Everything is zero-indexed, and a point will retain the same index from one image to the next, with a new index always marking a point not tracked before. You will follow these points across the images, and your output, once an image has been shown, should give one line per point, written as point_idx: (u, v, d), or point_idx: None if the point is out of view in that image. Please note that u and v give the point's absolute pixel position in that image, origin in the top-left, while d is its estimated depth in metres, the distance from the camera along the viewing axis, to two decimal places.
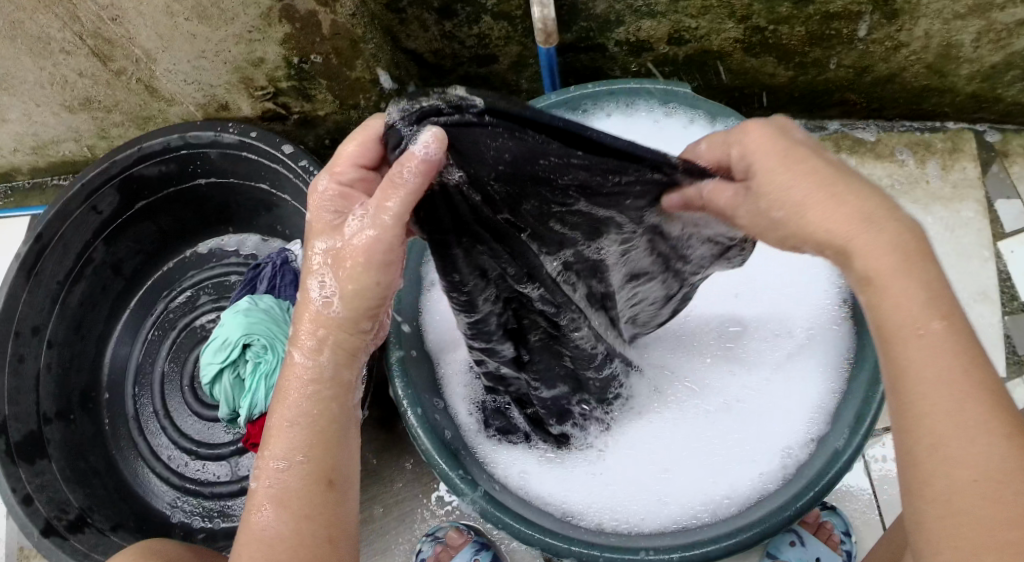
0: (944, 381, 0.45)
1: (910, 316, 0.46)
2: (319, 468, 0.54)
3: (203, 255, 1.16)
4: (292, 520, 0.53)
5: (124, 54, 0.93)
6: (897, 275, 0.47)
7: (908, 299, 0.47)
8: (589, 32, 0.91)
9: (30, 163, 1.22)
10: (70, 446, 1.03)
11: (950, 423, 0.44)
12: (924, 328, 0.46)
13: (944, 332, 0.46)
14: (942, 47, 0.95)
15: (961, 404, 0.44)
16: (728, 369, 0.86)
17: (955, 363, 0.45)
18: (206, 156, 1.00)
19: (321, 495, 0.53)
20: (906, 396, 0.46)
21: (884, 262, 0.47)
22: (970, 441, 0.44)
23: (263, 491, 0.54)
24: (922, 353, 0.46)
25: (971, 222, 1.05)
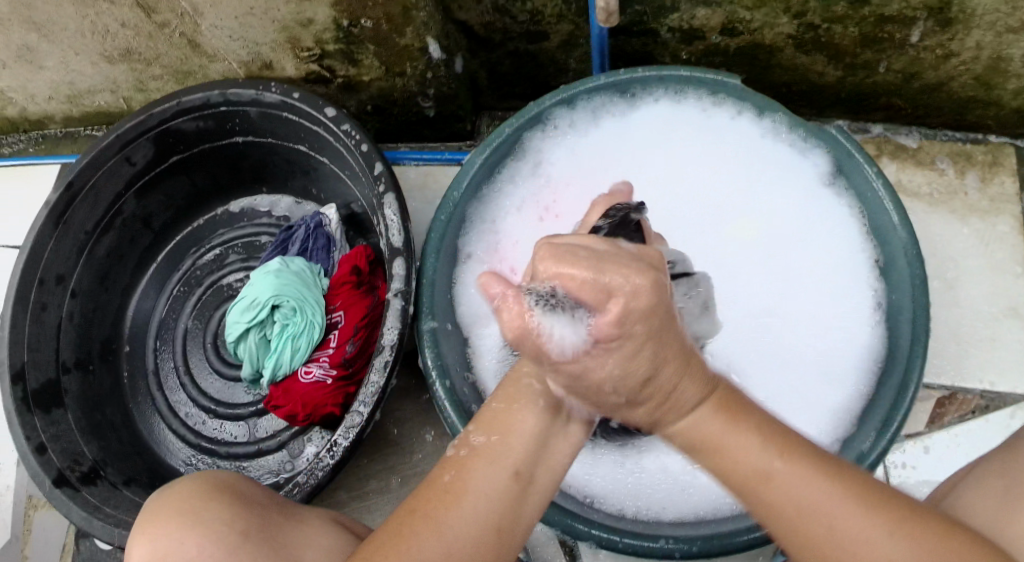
0: (810, 508, 0.48)
1: (751, 471, 0.49)
2: (516, 458, 0.52)
3: (235, 214, 1.14)
4: (485, 507, 0.50)
5: (169, 7, 0.92)
6: (726, 437, 0.50)
7: (749, 454, 0.49)
8: (642, 17, 0.90)
9: (63, 112, 1.21)
10: (87, 398, 1.03)
11: (838, 547, 0.48)
12: (765, 470, 0.49)
13: (784, 469, 0.49)
14: (992, 60, 0.94)
15: (831, 525, 0.48)
16: (766, 361, 0.87)
17: (816, 485, 0.49)
18: (245, 115, 0.99)
19: (508, 485, 0.51)
20: (789, 537, 0.49)
21: (711, 429, 0.51)
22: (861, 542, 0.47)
23: (461, 464, 0.51)
24: (772, 501, 0.49)
25: (1006, 237, 1.04)
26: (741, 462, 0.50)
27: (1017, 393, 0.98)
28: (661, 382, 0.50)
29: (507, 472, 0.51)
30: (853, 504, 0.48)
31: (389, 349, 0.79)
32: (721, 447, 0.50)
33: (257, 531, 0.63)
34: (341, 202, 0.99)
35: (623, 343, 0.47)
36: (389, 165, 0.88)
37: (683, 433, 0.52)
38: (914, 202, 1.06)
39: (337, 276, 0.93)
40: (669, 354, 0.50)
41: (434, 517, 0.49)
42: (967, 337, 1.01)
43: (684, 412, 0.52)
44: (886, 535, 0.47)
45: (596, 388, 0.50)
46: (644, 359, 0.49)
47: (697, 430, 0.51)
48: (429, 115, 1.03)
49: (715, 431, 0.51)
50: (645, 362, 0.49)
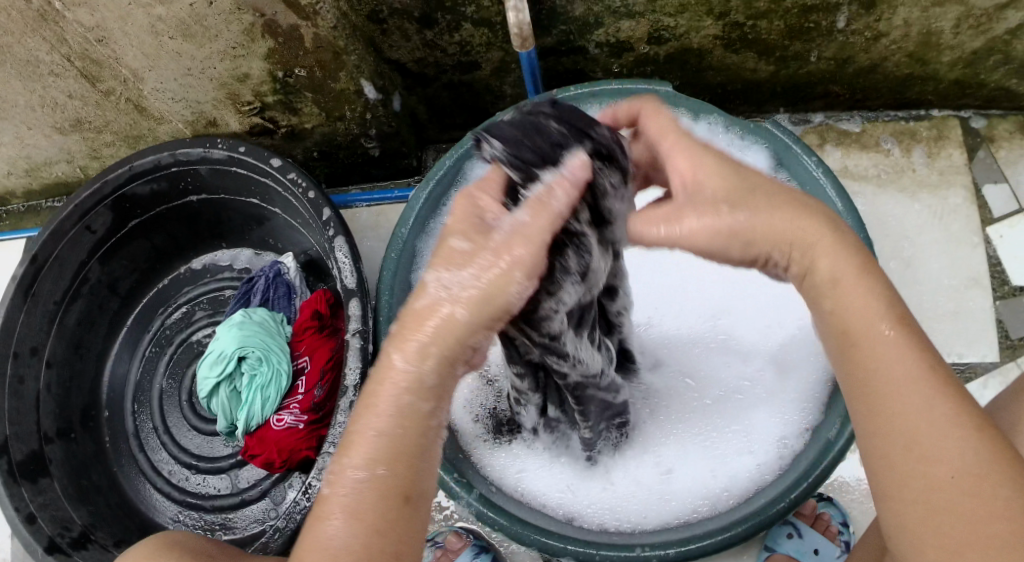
0: (911, 378, 0.47)
1: (869, 321, 0.49)
2: (401, 482, 0.46)
3: (198, 270, 1.16)
4: (362, 532, 0.45)
5: (112, 74, 0.94)
6: (853, 279, 0.50)
7: (870, 303, 0.50)
8: (568, 36, 0.92)
9: (24, 187, 1.23)
10: (71, 465, 1.04)
11: (922, 432, 0.46)
12: (879, 330, 0.49)
13: (899, 337, 0.49)
14: (923, 35, 0.96)
15: (927, 396, 0.47)
16: (726, 360, 0.89)
17: (919, 360, 0.48)
18: (196, 174, 1.01)
19: (400, 510, 0.46)
20: (880, 397, 0.48)
21: (843, 271, 0.51)
22: (948, 436, 0.45)
23: (326, 502, 0.46)
24: (884, 356, 0.48)
25: (959, 208, 1.05)
26: (853, 304, 0.50)
27: (986, 360, 1.00)
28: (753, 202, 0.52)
29: (393, 497, 0.46)
30: (951, 401, 0.47)
31: (351, 389, 0.81)
32: (850, 286, 0.50)
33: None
34: (297, 248, 1.02)
35: (721, 168, 0.53)
36: (337, 211, 0.90)
37: (824, 264, 0.51)
38: (863, 185, 1.07)
39: (299, 322, 0.95)
40: (762, 192, 0.53)
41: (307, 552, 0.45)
42: (931, 312, 1.02)
43: (822, 243, 0.51)
44: (973, 436, 0.46)
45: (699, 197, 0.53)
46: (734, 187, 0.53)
47: (829, 273, 0.51)
48: (375, 156, 1.05)
49: (846, 274, 0.51)
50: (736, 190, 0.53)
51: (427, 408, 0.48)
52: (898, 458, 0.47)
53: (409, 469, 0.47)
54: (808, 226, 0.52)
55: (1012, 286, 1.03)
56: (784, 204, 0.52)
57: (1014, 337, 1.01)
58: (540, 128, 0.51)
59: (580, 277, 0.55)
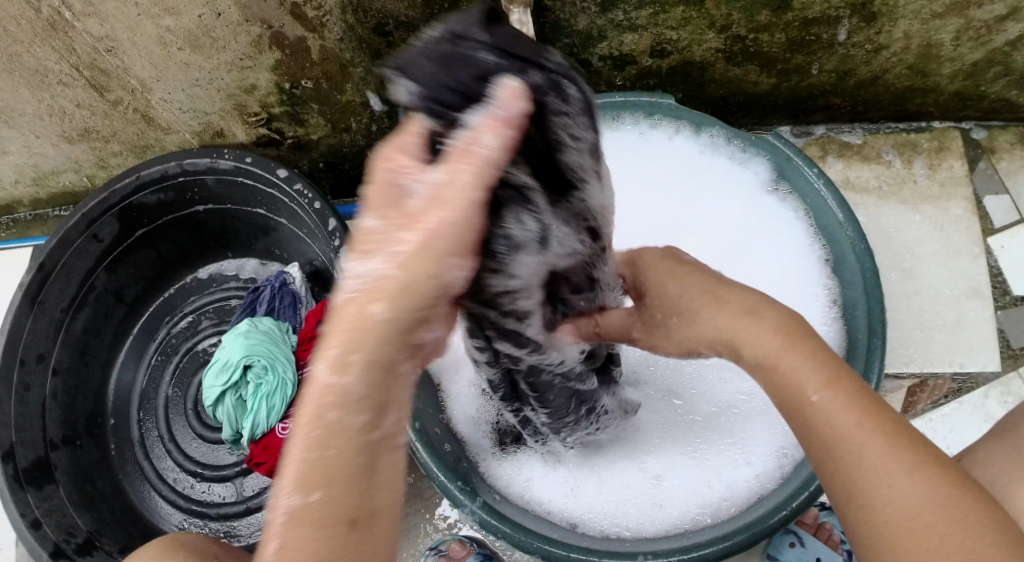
0: (842, 436, 0.46)
1: (798, 387, 0.49)
2: (346, 504, 0.41)
3: (204, 280, 1.17)
4: None
5: (120, 84, 0.95)
6: (779, 352, 0.51)
7: (802, 369, 0.49)
8: (572, 49, 0.93)
9: (31, 195, 1.24)
10: (77, 471, 1.04)
11: (862, 491, 0.44)
12: (805, 398, 0.48)
13: (827, 398, 0.48)
14: (923, 47, 0.97)
15: (859, 450, 0.45)
16: (722, 377, 0.90)
17: (850, 416, 0.46)
18: (203, 184, 1.02)
19: (343, 538, 0.40)
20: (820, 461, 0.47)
21: (770, 347, 0.51)
22: (888, 488, 0.43)
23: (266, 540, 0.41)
24: (816, 420, 0.47)
25: (960, 219, 1.06)
26: (788, 369, 0.50)
27: (987, 370, 1.00)
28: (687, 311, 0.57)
29: (336, 524, 0.41)
30: (890, 449, 0.45)
31: None
32: (775, 363, 0.51)
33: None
34: (303, 259, 1.02)
35: (681, 274, 0.59)
36: (343, 222, 0.91)
37: (747, 350, 0.53)
38: (864, 197, 1.08)
39: (304, 332, 0.96)
40: (702, 289, 0.57)
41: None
42: (931, 322, 1.03)
43: (742, 330, 0.53)
44: (914, 480, 0.43)
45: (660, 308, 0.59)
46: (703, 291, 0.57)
47: (759, 352, 0.52)
48: None
49: (772, 348, 0.51)
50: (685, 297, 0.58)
51: (357, 421, 0.42)
52: (848, 518, 0.45)
53: (351, 488, 0.41)
54: (734, 315, 0.54)
55: (1013, 296, 1.03)
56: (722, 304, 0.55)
57: (1016, 347, 1.01)
58: (466, 59, 0.40)
59: (532, 240, 0.47)
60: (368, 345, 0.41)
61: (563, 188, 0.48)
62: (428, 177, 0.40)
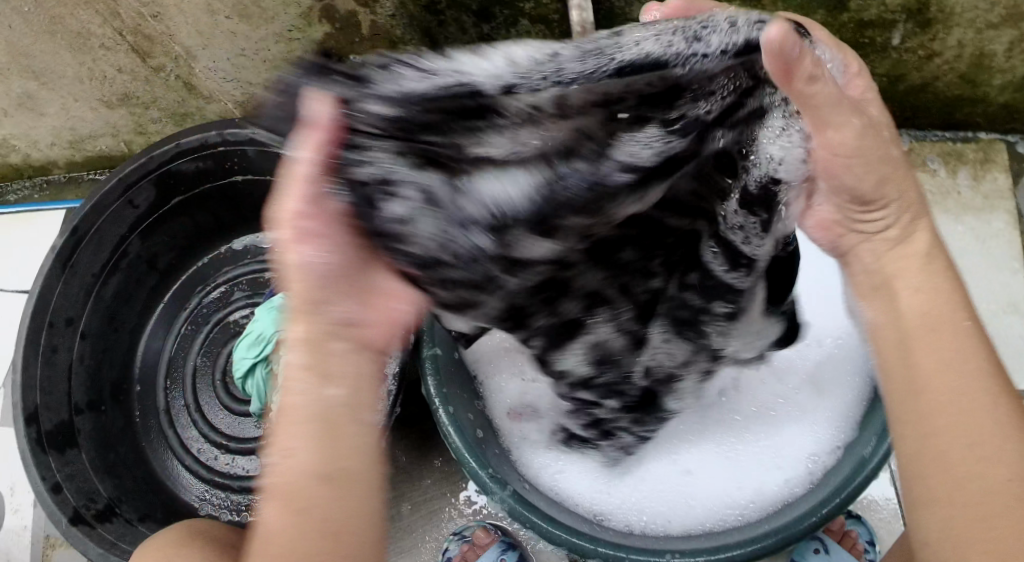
0: (959, 362, 0.53)
1: (944, 307, 0.55)
2: (314, 463, 0.50)
3: (238, 251, 1.18)
4: (291, 516, 0.48)
5: (163, 50, 0.95)
6: (927, 269, 0.57)
7: (947, 294, 0.56)
8: None
9: (66, 158, 1.24)
10: (99, 437, 1.05)
11: (952, 400, 0.51)
12: (960, 319, 0.55)
13: (969, 334, 0.54)
14: (975, 56, 0.95)
15: (969, 378, 0.52)
16: (762, 377, 0.87)
17: (976, 354, 0.53)
18: (243, 154, 1.01)
19: (320, 490, 0.49)
20: (920, 385, 0.53)
21: (929, 288, 0.56)
22: (978, 414, 0.51)
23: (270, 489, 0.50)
24: (937, 357, 0.53)
25: (1001, 233, 1.05)
26: (928, 289, 0.56)
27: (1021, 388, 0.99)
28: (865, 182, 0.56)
29: (313, 477, 0.49)
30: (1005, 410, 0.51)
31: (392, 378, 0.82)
32: (923, 289, 0.56)
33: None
34: None
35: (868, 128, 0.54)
36: None
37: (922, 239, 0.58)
38: None
39: None
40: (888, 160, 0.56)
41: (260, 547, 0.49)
42: None
43: (899, 261, 0.58)
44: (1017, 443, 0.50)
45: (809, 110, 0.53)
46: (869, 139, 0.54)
47: (927, 243, 0.58)
48: None
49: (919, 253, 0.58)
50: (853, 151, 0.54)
51: (300, 387, 0.51)
52: (912, 416, 0.53)
53: (321, 447, 0.50)
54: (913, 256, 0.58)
55: None
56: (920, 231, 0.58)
57: None
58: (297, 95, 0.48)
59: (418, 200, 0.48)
60: (314, 332, 0.52)
61: (478, 113, 0.47)
62: (285, 199, 0.49)
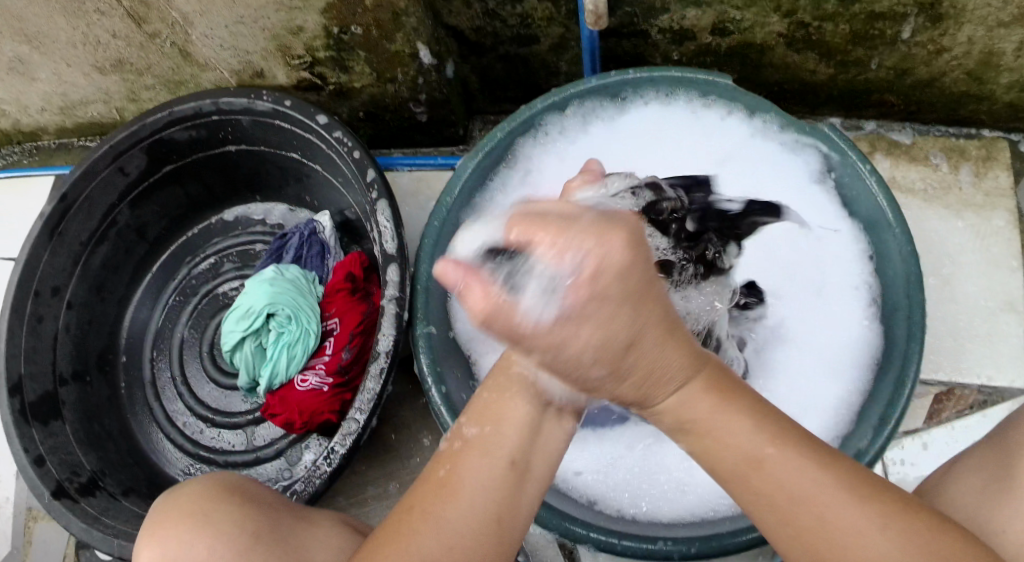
0: (800, 493, 0.48)
1: (745, 451, 0.49)
2: (512, 447, 0.54)
3: (229, 222, 1.14)
4: (483, 497, 0.52)
5: (160, 16, 0.92)
6: (716, 421, 0.50)
7: (739, 433, 0.49)
8: (632, 18, 0.91)
9: (57, 124, 1.22)
10: (85, 409, 1.03)
11: (818, 531, 0.47)
12: (762, 452, 0.49)
13: (779, 455, 0.49)
14: (984, 54, 0.94)
15: (791, 500, 0.48)
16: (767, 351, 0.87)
17: (805, 471, 0.48)
18: (237, 124, 0.99)
19: (509, 473, 0.54)
20: (783, 527, 0.48)
21: (702, 411, 0.50)
22: (855, 535, 0.47)
23: (456, 459, 0.54)
24: (772, 481, 0.48)
25: (1001, 231, 1.04)
26: (727, 436, 0.49)
27: (1015, 386, 0.98)
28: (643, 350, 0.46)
29: (503, 462, 0.54)
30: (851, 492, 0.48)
31: (384, 356, 0.80)
32: (711, 431, 0.50)
33: (269, 533, 0.64)
34: (334, 209, 1.00)
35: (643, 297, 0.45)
36: (382, 173, 0.89)
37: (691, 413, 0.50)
38: (908, 198, 1.06)
39: (332, 283, 0.94)
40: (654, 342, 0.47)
41: (430, 512, 0.51)
42: (964, 332, 1.01)
43: (696, 403, 0.50)
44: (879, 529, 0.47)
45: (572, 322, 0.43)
46: (644, 292, 0.45)
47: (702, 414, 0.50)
48: (422, 121, 1.04)
49: (705, 411, 0.50)
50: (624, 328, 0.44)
51: None
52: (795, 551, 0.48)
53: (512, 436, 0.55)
54: (677, 371, 0.49)
55: None
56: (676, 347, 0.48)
57: None
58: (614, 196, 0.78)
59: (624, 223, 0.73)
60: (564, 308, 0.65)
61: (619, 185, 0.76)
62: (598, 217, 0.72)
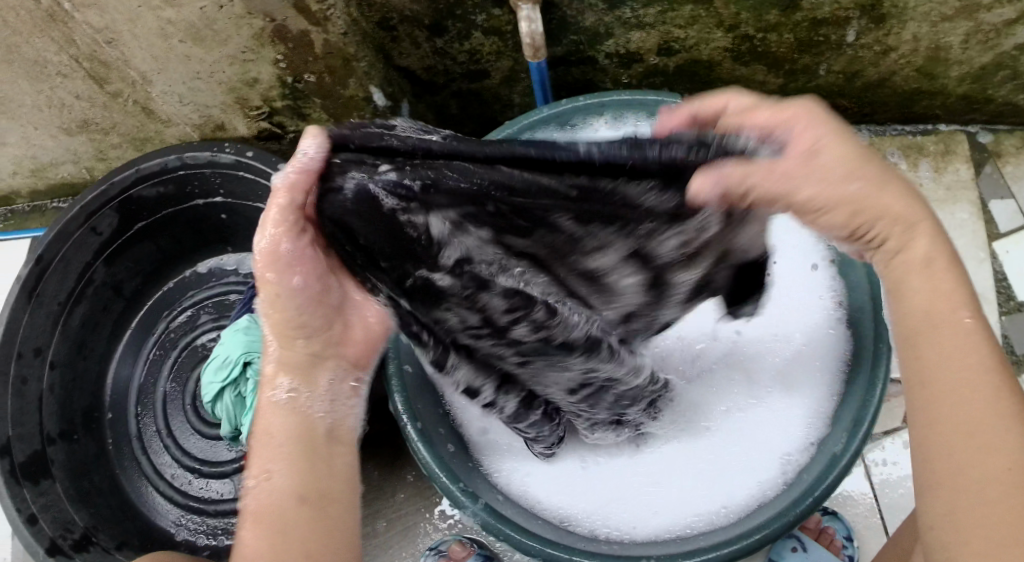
0: (972, 367, 0.44)
1: (947, 307, 0.46)
2: (291, 486, 0.52)
3: (203, 274, 1.17)
4: (267, 534, 0.50)
5: (120, 76, 0.94)
6: (939, 268, 0.47)
7: (949, 290, 0.46)
8: (579, 46, 0.93)
9: (29, 186, 1.23)
10: (73, 467, 1.03)
11: (971, 408, 0.43)
12: (957, 317, 0.46)
13: (976, 326, 0.45)
14: (931, 50, 0.96)
15: (961, 371, 0.44)
16: (721, 383, 0.88)
17: (983, 352, 0.45)
18: (202, 177, 1.01)
19: (299, 511, 0.51)
20: (935, 380, 0.45)
21: (931, 254, 0.47)
22: (1004, 430, 0.43)
23: (254, 513, 0.51)
24: (946, 341, 0.45)
25: (966, 223, 1.05)
26: (930, 288, 0.47)
27: None
28: (880, 203, 0.47)
29: (293, 500, 0.51)
30: (1004, 381, 0.44)
31: None
32: (932, 273, 0.47)
33: None
34: None
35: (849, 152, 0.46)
36: None
37: (910, 253, 0.48)
38: None
39: None
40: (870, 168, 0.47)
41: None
42: None
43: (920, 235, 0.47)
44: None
45: (830, 175, 0.46)
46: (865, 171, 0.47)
47: (921, 257, 0.48)
48: None
49: (934, 257, 0.47)
50: (870, 184, 0.47)
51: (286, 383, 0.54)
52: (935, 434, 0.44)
53: (308, 466, 0.53)
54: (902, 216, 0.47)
55: (1018, 301, 1.02)
56: (899, 191, 0.48)
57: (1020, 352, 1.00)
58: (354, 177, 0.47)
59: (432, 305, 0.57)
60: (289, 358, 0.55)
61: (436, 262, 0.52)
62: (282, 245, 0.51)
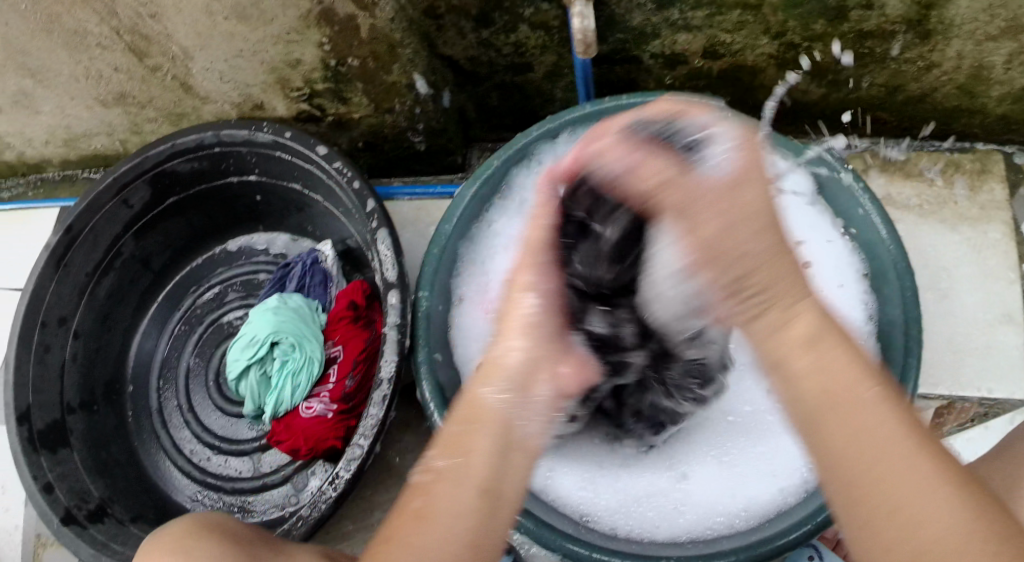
0: (878, 437, 0.46)
1: (842, 387, 0.48)
2: (480, 476, 0.53)
3: (232, 252, 1.16)
4: (448, 518, 0.51)
5: (160, 50, 0.94)
6: (819, 345, 0.49)
7: (844, 367, 0.49)
8: (624, 44, 0.93)
9: (61, 156, 1.23)
10: (92, 438, 1.04)
11: (892, 483, 0.45)
12: (860, 393, 0.48)
13: (879, 399, 0.48)
14: (974, 68, 0.95)
15: (872, 446, 0.46)
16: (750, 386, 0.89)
17: (885, 419, 0.47)
18: (238, 156, 1.01)
19: (476, 503, 0.52)
20: (845, 457, 0.47)
21: (812, 325, 0.50)
22: (923, 496, 0.44)
23: (426, 491, 0.52)
24: (848, 416, 0.47)
25: (997, 244, 1.05)
26: (816, 370, 0.49)
27: (1016, 398, 0.99)
28: (752, 250, 0.51)
29: (471, 491, 0.52)
30: (914, 438, 0.47)
31: (386, 383, 0.82)
32: (820, 351, 0.49)
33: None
34: (336, 239, 1.02)
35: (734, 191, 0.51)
36: (381, 201, 0.90)
37: (795, 329, 0.50)
38: (903, 214, 1.07)
39: (334, 311, 0.96)
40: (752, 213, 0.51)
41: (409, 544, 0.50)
42: (962, 344, 1.02)
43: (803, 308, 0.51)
44: (949, 493, 0.44)
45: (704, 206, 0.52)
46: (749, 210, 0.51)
47: (805, 334, 0.50)
48: (420, 149, 1.06)
49: (814, 327, 0.50)
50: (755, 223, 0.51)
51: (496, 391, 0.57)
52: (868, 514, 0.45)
53: (483, 462, 0.54)
54: (783, 293, 0.51)
55: None
56: (786, 262, 0.52)
57: None
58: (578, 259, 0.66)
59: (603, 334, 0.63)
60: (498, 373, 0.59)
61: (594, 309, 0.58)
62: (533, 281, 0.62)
